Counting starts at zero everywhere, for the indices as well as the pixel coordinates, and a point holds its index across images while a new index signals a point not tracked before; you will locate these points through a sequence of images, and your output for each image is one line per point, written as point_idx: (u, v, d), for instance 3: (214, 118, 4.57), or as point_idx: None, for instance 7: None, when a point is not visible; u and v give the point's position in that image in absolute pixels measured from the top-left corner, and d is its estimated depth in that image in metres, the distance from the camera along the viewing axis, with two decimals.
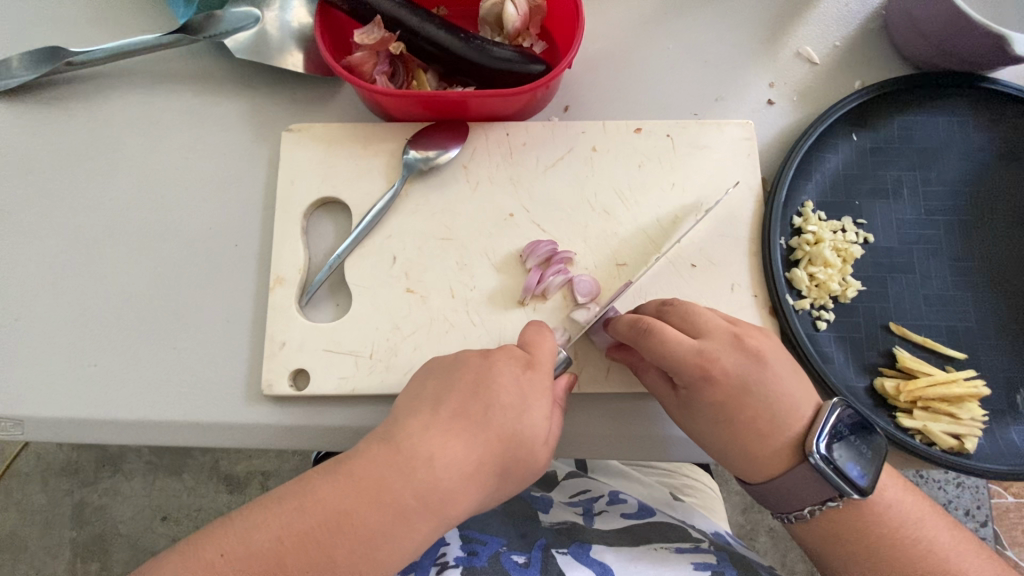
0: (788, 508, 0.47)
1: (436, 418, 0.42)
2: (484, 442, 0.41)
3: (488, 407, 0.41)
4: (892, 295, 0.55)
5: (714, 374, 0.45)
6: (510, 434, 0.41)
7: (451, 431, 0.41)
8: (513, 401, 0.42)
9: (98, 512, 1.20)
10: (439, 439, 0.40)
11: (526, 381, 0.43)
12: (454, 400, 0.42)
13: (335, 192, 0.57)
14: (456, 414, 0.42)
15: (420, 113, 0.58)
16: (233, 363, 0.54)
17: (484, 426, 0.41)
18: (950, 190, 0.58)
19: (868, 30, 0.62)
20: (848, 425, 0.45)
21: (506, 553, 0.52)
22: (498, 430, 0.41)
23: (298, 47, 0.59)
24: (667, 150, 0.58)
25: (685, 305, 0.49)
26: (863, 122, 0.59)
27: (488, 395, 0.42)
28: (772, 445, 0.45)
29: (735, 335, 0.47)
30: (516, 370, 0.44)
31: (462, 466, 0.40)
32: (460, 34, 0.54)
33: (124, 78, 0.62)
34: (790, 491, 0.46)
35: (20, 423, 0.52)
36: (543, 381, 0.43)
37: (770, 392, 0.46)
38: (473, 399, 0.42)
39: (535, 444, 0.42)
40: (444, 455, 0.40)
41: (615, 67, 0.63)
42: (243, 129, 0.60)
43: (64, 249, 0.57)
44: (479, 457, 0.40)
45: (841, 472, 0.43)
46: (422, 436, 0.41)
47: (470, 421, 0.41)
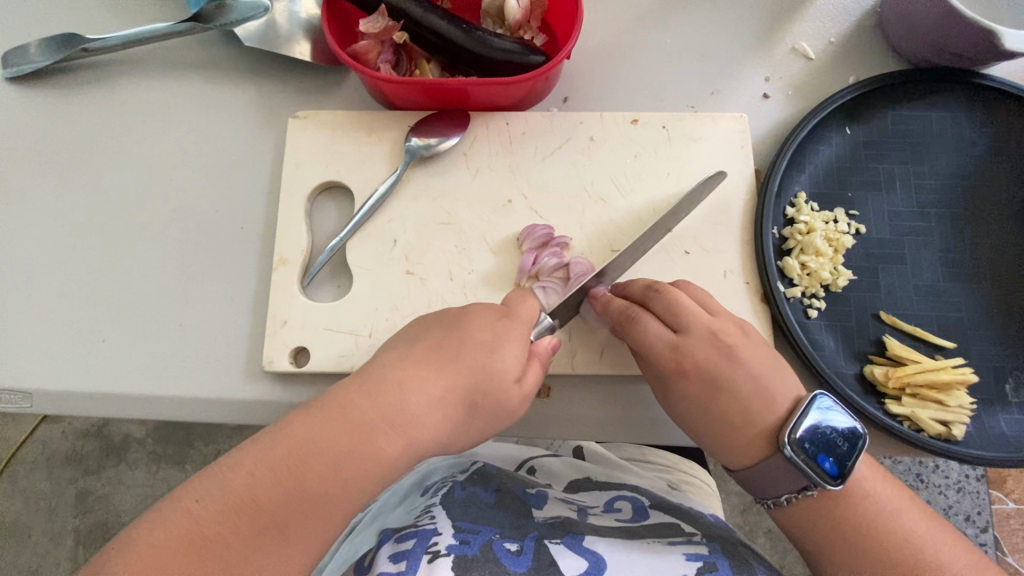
0: (767, 494, 0.47)
1: (412, 354, 0.44)
2: (452, 374, 0.42)
3: (463, 344, 0.44)
4: (883, 285, 0.56)
5: (688, 363, 0.47)
6: (482, 367, 0.43)
7: (425, 361, 0.43)
8: (486, 339, 0.44)
9: (102, 500, 1.22)
10: (413, 371, 0.42)
11: (500, 325, 0.45)
12: (432, 339, 0.45)
13: (339, 176, 0.59)
14: (432, 351, 0.44)
15: (422, 102, 0.59)
16: (237, 340, 0.56)
17: (456, 361, 0.43)
18: (942, 184, 0.58)
19: (863, 27, 0.63)
20: (827, 419, 0.45)
21: (498, 541, 0.54)
22: (470, 361, 0.43)
23: (305, 37, 0.61)
24: (663, 141, 0.60)
25: (670, 292, 0.49)
26: (856, 115, 0.60)
27: (462, 334, 0.45)
28: (744, 436, 0.46)
29: (713, 332, 0.48)
30: (492, 317, 0.46)
31: (434, 395, 0.41)
32: (462, 24, 0.56)
33: (137, 65, 0.64)
34: (769, 478, 0.46)
35: (30, 395, 0.54)
36: (518, 326, 0.45)
37: (743, 384, 0.47)
38: (446, 337, 0.45)
39: (504, 382, 0.43)
40: (417, 384, 0.42)
41: (614, 61, 0.64)
42: (251, 116, 0.62)
43: (76, 229, 0.59)
44: (448, 388, 0.42)
45: (813, 465, 0.43)
46: (397, 366, 0.43)
47: (444, 354, 0.43)
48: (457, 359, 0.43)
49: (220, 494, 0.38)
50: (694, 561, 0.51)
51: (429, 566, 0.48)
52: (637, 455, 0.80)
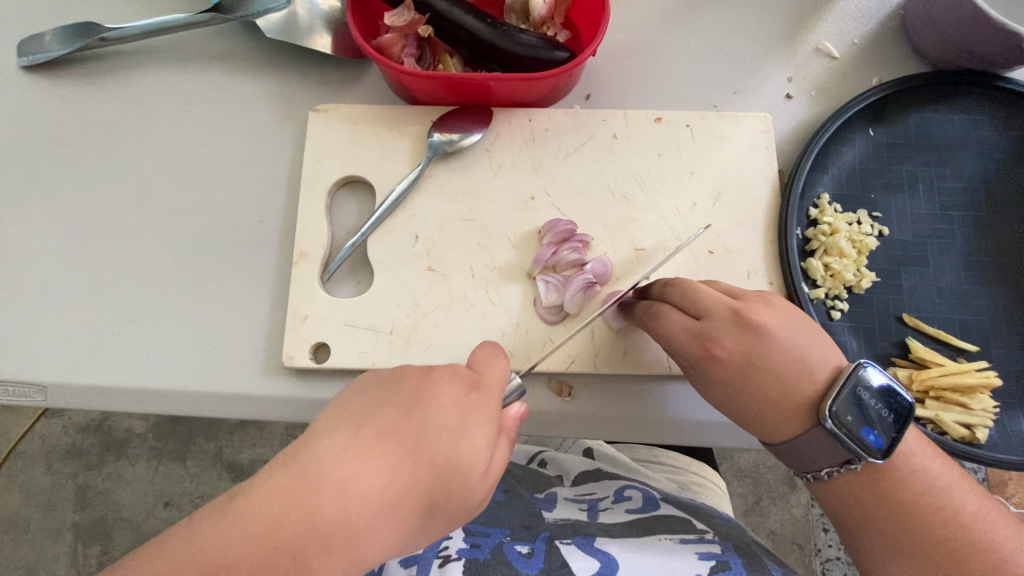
0: (806, 468, 0.47)
1: (360, 437, 0.36)
2: (409, 469, 0.35)
3: (423, 429, 0.37)
4: (906, 288, 0.56)
5: (715, 346, 0.47)
6: (445, 461, 0.36)
7: (373, 451, 0.35)
8: (451, 424, 0.37)
9: (101, 495, 1.21)
10: (356, 464, 0.35)
11: (467, 403, 0.38)
12: (383, 419, 0.37)
13: (360, 171, 0.58)
14: (383, 435, 0.36)
15: (445, 97, 0.59)
16: (255, 335, 0.55)
17: (414, 451, 0.36)
18: (965, 187, 0.58)
19: (886, 29, 0.63)
20: (869, 392, 0.44)
21: (509, 543, 0.54)
22: (431, 453, 0.36)
23: (327, 30, 0.60)
24: (686, 140, 0.59)
25: (685, 283, 0.50)
26: (879, 117, 0.60)
27: (423, 414, 0.37)
28: (783, 413, 0.46)
29: (736, 310, 0.47)
30: (458, 392, 0.39)
31: (386, 496, 0.35)
32: (488, 19, 0.55)
33: (155, 55, 0.63)
34: (809, 452, 0.46)
35: (44, 389, 0.53)
36: (488, 404, 0.39)
37: (774, 362, 0.46)
38: (402, 417, 0.37)
39: (469, 477, 0.37)
40: (360, 483, 0.34)
41: (636, 59, 0.64)
42: (270, 109, 0.61)
43: (92, 221, 0.58)
44: (401, 487, 0.35)
45: (856, 437, 0.44)
46: (338, 457, 0.35)
47: (401, 442, 0.36)
48: (414, 450, 0.36)
49: None
50: (707, 559, 0.50)
51: (440, 571, 0.50)
52: (651, 456, 0.80)
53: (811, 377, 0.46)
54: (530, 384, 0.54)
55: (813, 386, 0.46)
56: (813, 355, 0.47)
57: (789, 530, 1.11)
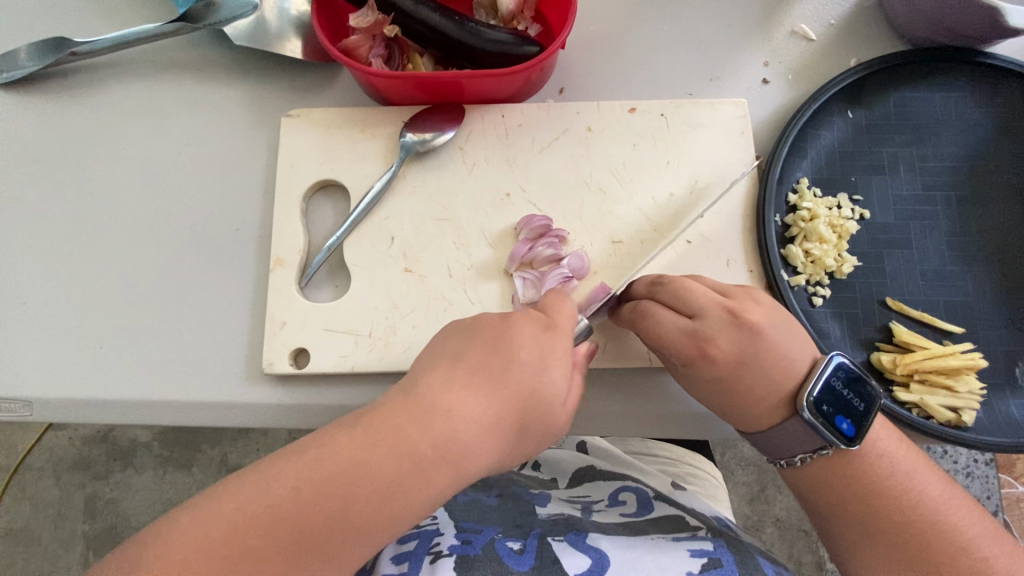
0: (781, 454, 0.47)
1: (456, 371, 0.41)
2: (503, 399, 0.40)
3: (509, 363, 0.41)
4: (889, 271, 0.55)
5: (711, 348, 0.45)
6: (530, 392, 0.40)
7: (470, 386, 0.40)
8: (532, 359, 0.41)
9: (111, 504, 1.22)
10: (459, 392, 0.40)
11: (545, 342, 0.42)
12: (477, 355, 0.42)
13: (335, 175, 0.58)
14: (477, 370, 0.41)
15: (416, 97, 0.58)
16: (235, 343, 0.55)
17: (507, 383, 0.40)
18: (947, 166, 0.57)
19: (864, 8, 0.62)
20: (841, 380, 0.45)
21: (500, 540, 0.54)
22: (518, 383, 0.40)
23: (296, 34, 0.60)
24: (661, 129, 0.59)
25: (677, 282, 0.48)
26: (858, 99, 0.59)
27: (509, 351, 0.41)
28: (764, 404, 0.46)
29: (730, 310, 0.46)
30: (535, 330, 0.43)
31: (478, 420, 0.39)
32: (454, 16, 0.55)
33: (127, 68, 0.63)
34: (785, 438, 0.46)
35: (29, 404, 0.54)
36: (563, 341, 0.43)
37: (761, 354, 0.45)
38: (493, 354, 0.41)
39: (553, 404, 0.41)
40: (465, 408, 0.39)
41: (610, 49, 0.63)
42: (243, 116, 0.61)
43: (71, 235, 0.59)
44: (498, 412, 0.40)
45: (829, 426, 0.44)
46: (441, 390, 0.40)
47: (491, 375, 0.40)
48: (507, 381, 0.40)
49: (252, 516, 0.37)
50: (699, 557, 0.50)
51: (430, 568, 0.50)
52: (643, 449, 0.80)
53: (790, 370, 0.45)
54: None
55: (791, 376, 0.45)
56: (793, 344, 0.46)
57: (794, 517, 1.11)
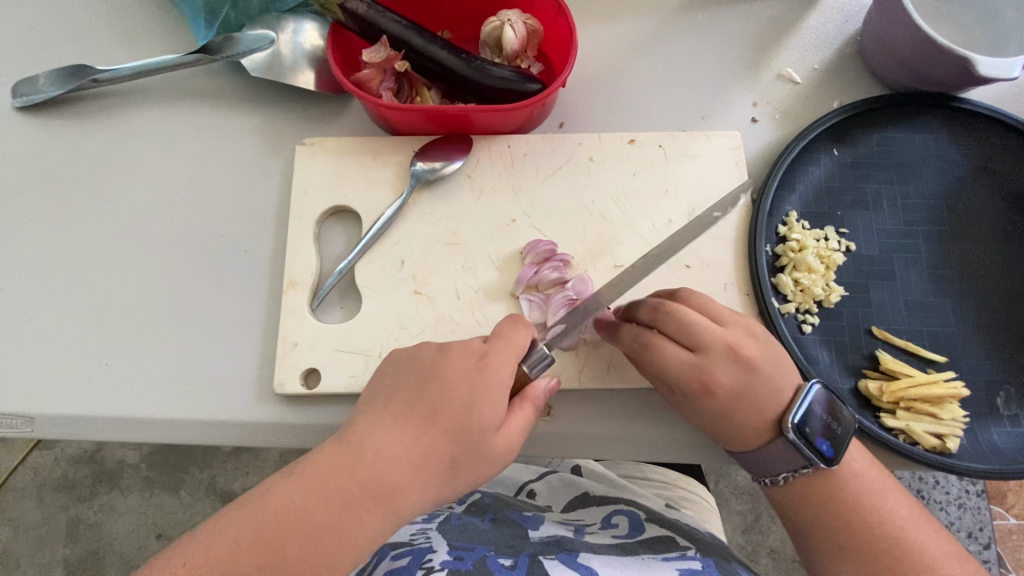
0: (764, 473, 0.49)
1: (390, 413, 0.44)
2: (429, 436, 0.42)
3: (437, 402, 0.43)
4: (874, 301, 0.58)
5: (709, 377, 0.47)
6: (459, 427, 0.42)
7: (399, 426, 0.43)
8: (461, 396, 0.43)
9: (93, 528, 1.20)
10: (388, 434, 0.43)
11: (475, 379, 0.44)
12: (409, 397, 0.45)
13: (347, 201, 0.60)
14: (406, 412, 0.44)
15: (425, 127, 0.61)
16: (243, 362, 0.56)
17: (433, 421, 0.43)
18: (927, 202, 0.61)
19: (845, 54, 0.66)
20: (823, 406, 0.47)
21: (492, 557, 0.53)
22: (447, 421, 0.43)
23: (309, 67, 0.63)
24: (659, 159, 0.62)
25: (681, 313, 0.49)
26: (842, 138, 0.62)
27: (437, 391, 0.44)
28: (752, 428, 0.47)
29: (730, 345, 0.48)
30: (467, 368, 0.44)
31: (408, 456, 0.42)
32: (462, 54, 0.58)
33: (145, 95, 0.65)
34: (767, 458, 0.48)
35: (32, 420, 0.55)
36: (493, 378, 0.43)
37: (752, 385, 0.47)
38: (424, 396, 0.44)
39: (486, 438, 0.43)
40: (393, 447, 0.42)
41: (608, 87, 0.66)
42: (257, 143, 0.64)
43: (81, 255, 0.60)
44: (425, 450, 0.42)
45: (812, 448, 0.46)
46: (375, 429, 0.43)
47: (421, 414, 0.43)
48: (435, 419, 0.43)
49: (206, 556, 0.40)
50: None
51: None
52: (639, 473, 0.81)
53: (777, 400, 0.47)
54: None
55: (775, 407, 0.47)
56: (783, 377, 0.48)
57: (789, 548, 1.10)
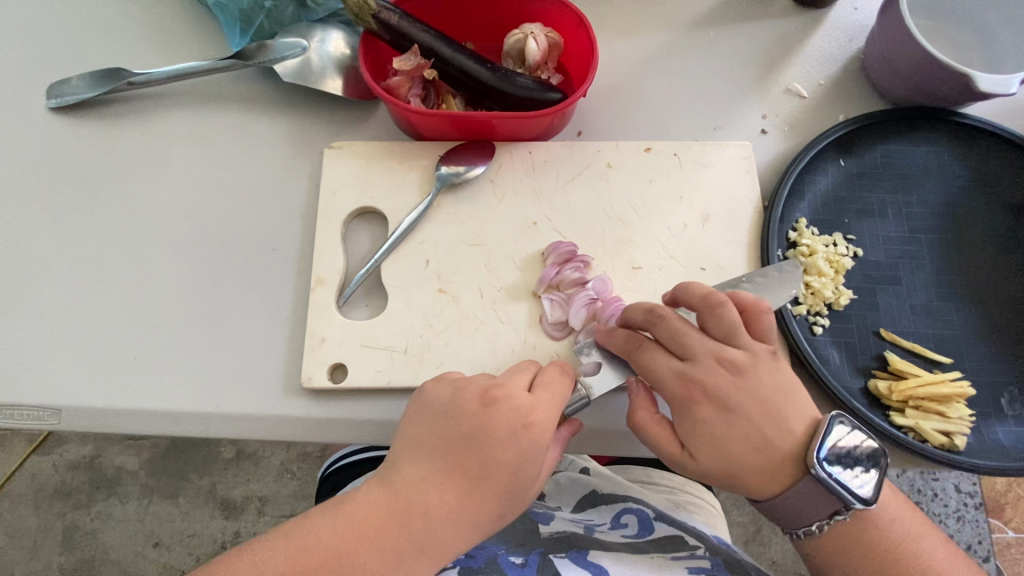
0: (797, 524, 0.46)
1: (436, 467, 0.44)
2: (475, 494, 0.43)
3: (484, 462, 0.44)
4: (882, 304, 0.60)
5: (707, 392, 0.47)
6: (506, 486, 0.44)
7: (446, 483, 0.44)
8: (508, 457, 0.44)
9: (89, 536, 1.18)
10: (434, 489, 0.43)
11: (523, 439, 0.44)
12: (455, 452, 0.44)
13: (373, 202, 0.62)
14: (452, 467, 0.44)
15: (449, 133, 0.63)
16: (269, 357, 0.57)
17: (482, 480, 0.43)
18: (930, 211, 0.63)
19: (849, 71, 0.69)
20: (851, 443, 0.45)
21: (504, 555, 0.58)
22: (494, 481, 0.44)
23: (337, 73, 0.65)
24: (674, 167, 0.64)
25: (673, 319, 0.49)
26: (849, 149, 0.65)
27: (485, 450, 0.44)
28: (770, 462, 0.45)
29: (719, 357, 0.47)
30: (514, 425, 0.45)
31: (459, 515, 0.43)
32: (488, 64, 0.61)
33: (177, 98, 0.67)
34: (799, 507, 0.45)
35: (59, 412, 0.55)
36: (540, 438, 0.44)
37: (755, 409, 0.46)
38: (471, 454, 0.44)
39: (526, 491, 0.45)
40: (440, 502, 0.43)
41: (624, 98, 0.69)
42: (285, 146, 0.66)
43: (111, 251, 0.61)
44: (473, 507, 0.43)
45: (841, 485, 0.43)
46: (419, 484, 0.44)
47: (467, 474, 0.44)
48: (483, 479, 0.43)
49: None
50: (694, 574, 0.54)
51: None
52: (645, 477, 0.81)
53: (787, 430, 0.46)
54: None
55: (791, 438, 0.45)
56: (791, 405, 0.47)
57: (790, 560, 1.11)
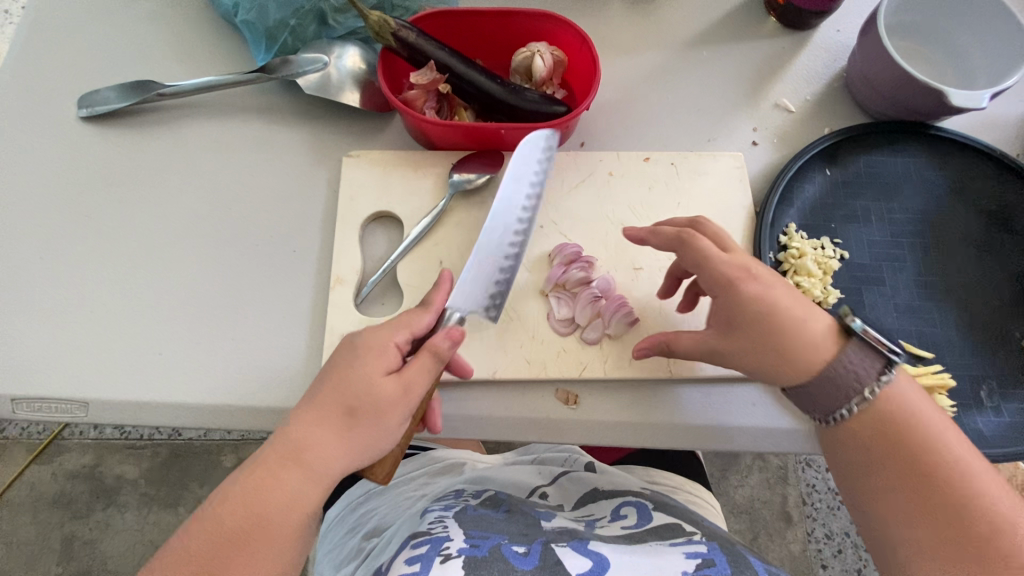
0: (829, 406, 0.49)
1: (318, 413, 0.46)
2: (356, 428, 0.45)
3: (358, 397, 0.46)
4: (868, 303, 0.64)
5: (738, 285, 0.51)
6: (376, 411, 0.46)
7: (328, 423, 0.46)
8: (380, 389, 0.46)
9: (88, 546, 1.18)
10: (316, 432, 0.45)
11: (393, 374, 0.46)
12: (335, 391, 0.47)
13: (390, 207, 0.66)
14: (331, 408, 0.46)
15: (461, 143, 0.68)
16: (290, 352, 0.60)
17: (356, 412, 0.45)
18: (911, 217, 0.68)
19: (833, 88, 0.74)
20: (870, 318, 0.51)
21: (506, 545, 0.57)
22: (366, 411, 0.46)
23: (354, 87, 0.69)
24: (672, 175, 0.68)
25: (697, 237, 0.54)
26: (833, 159, 0.70)
27: (358, 386, 0.46)
28: (801, 346, 0.49)
29: (746, 265, 0.52)
30: (380, 367, 0.47)
31: (337, 447, 0.45)
32: (498, 79, 0.65)
33: (203, 109, 0.71)
34: (831, 386, 0.48)
35: (87, 405, 0.58)
36: (413, 368, 0.47)
37: (785, 309, 0.50)
38: (346, 393, 0.46)
39: (398, 411, 0.46)
40: (323, 444, 0.45)
41: (624, 112, 0.74)
42: (305, 154, 0.69)
43: (138, 252, 0.64)
44: (354, 440, 0.45)
45: (872, 335, 0.48)
46: (309, 433, 0.46)
47: (345, 411, 0.46)
48: (359, 412, 0.46)
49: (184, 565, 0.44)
50: (693, 557, 0.55)
51: (441, 566, 0.52)
52: (647, 476, 0.84)
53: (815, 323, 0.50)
54: (538, 391, 0.59)
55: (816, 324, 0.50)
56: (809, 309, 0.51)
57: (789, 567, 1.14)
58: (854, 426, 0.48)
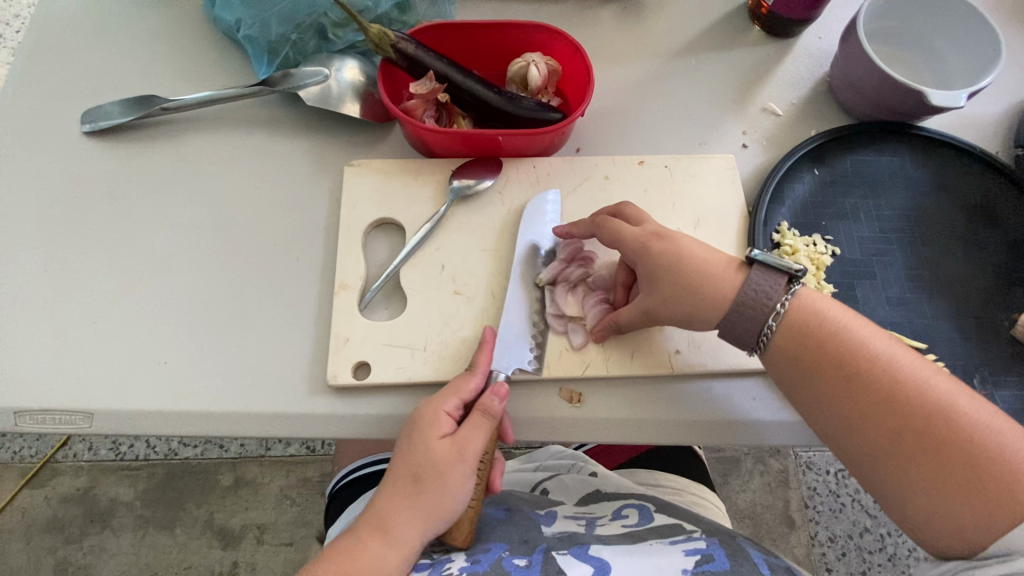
0: (750, 335, 0.53)
1: (393, 485, 0.54)
2: (426, 493, 0.52)
3: (423, 465, 0.53)
4: (860, 297, 0.66)
5: (651, 249, 0.56)
6: (441, 478, 0.52)
7: (402, 492, 0.53)
8: (443, 456, 0.52)
9: (81, 572, 1.16)
10: (393, 502, 0.53)
11: (450, 441, 0.53)
12: (405, 464, 0.54)
13: (391, 214, 0.67)
14: (403, 478, 0.53)
15: (460, 150, 0.69)
16: (295, 358, 0.61)
17: (425, 481, 0.52)
18: (897, 213, 0.70)
19: (818, 92, 0.77)
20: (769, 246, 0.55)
21: (506, 558, 0.56)
22: (433, 479, 0.52)
23: (353, 98, 0.71)
24: (666, 178, 0.70)
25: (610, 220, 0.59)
26: (821, 159, 0.72)
27: (422, 457, 0.53)
28: (711, 293, 0.53)
29: (655, 231, 0.57)
30: (439, 434, 0.53)
31: (412, 513, 0.52)
32: (495, 88, 0.67)
33: (205, 122, 0.73)
34: (745, 318, 0.53)
35: (91, 416, 0.58)
36: (469, 432, 0.53)
37: (693, 260, 0.54)
38: (412, 464, 0.53)
39: (460, 477, 0.53)
40: (399, 510, 0.52)
41: (617, 118, 0.76)
42: (306, 164, 0.71)
43: (142, 263, 0.65)
44: (425, 504, 0.52)
45: (773, 259, 0.53)
46: (388, 504, 0.53)
47: (414, 481, 0.53)
48: (425, 481, 0.52)
49: None
50: (693, 555, 0.55)
51: None
52: (650, 478, 0.85)
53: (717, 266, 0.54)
54: (541, 391, 0.60)
55: (718, 268, 0.54)
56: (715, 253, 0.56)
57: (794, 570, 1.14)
58: (811, 372, 0.51)
